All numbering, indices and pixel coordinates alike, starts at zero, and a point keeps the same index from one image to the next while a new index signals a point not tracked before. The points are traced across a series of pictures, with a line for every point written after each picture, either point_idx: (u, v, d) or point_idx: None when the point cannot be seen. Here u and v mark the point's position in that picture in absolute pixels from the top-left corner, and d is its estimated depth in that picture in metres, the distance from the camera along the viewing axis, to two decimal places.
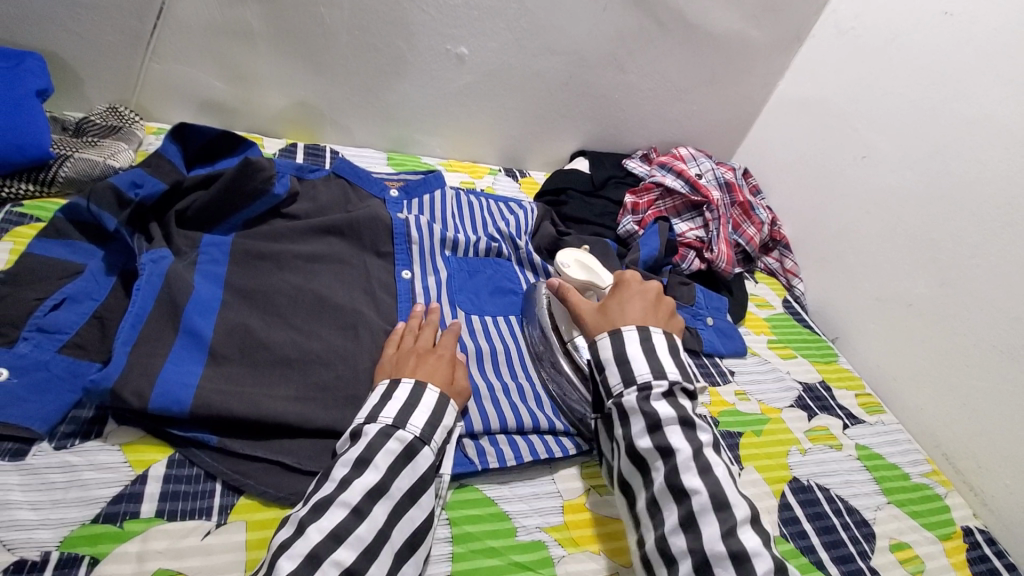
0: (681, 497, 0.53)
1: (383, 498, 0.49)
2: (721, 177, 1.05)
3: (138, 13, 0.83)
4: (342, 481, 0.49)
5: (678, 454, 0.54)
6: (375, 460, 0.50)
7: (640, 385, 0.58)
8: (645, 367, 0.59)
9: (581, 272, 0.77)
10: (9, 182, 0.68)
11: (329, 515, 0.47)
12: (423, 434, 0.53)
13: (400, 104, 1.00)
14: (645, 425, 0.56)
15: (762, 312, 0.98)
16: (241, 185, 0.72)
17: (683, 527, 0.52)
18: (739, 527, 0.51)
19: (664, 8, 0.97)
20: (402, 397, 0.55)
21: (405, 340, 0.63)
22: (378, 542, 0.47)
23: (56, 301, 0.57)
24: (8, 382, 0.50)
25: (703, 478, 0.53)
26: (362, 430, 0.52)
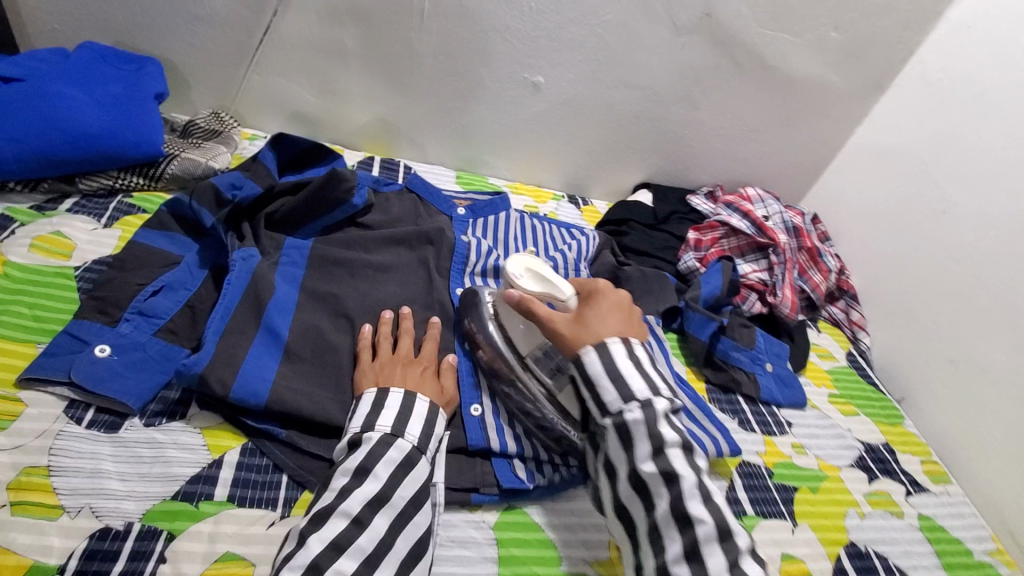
0: (684, 524, 0.49)
1: (383, 508, 0.49)
2: (789, 221, 1.03)
3: (246, 29, 0.91)
4: (342, 490, 0.49)
5: (682, 481, 0.51)
6: (376, 469, 0.51)
7: (641, 401, 0.54)
8: (643, 385, 0.55)
9: (534, 282, 0.65)
10: (124, 176, 0.75)
11: (330, 525, 0.47)
12: (419, 443, 0.54)
13: (474, 126, 1.04)
14: (649, 446, 0.52)
15: (824, 363, 0.95)
16: (325, 195, 0.77)
17: (687, 557, 0.48)
18: (743, 558, 0.48)
19: (743, 50, 0.97)
20: (395, 406, 0.56)
21: (383, 346, 0.63)
22: (379, 551, 0.47)
23: (155, 288, 0.62)
24: (110, 358, 0.54)
25: (708, 507, 0.50)
26: (362, 438, 0.53)
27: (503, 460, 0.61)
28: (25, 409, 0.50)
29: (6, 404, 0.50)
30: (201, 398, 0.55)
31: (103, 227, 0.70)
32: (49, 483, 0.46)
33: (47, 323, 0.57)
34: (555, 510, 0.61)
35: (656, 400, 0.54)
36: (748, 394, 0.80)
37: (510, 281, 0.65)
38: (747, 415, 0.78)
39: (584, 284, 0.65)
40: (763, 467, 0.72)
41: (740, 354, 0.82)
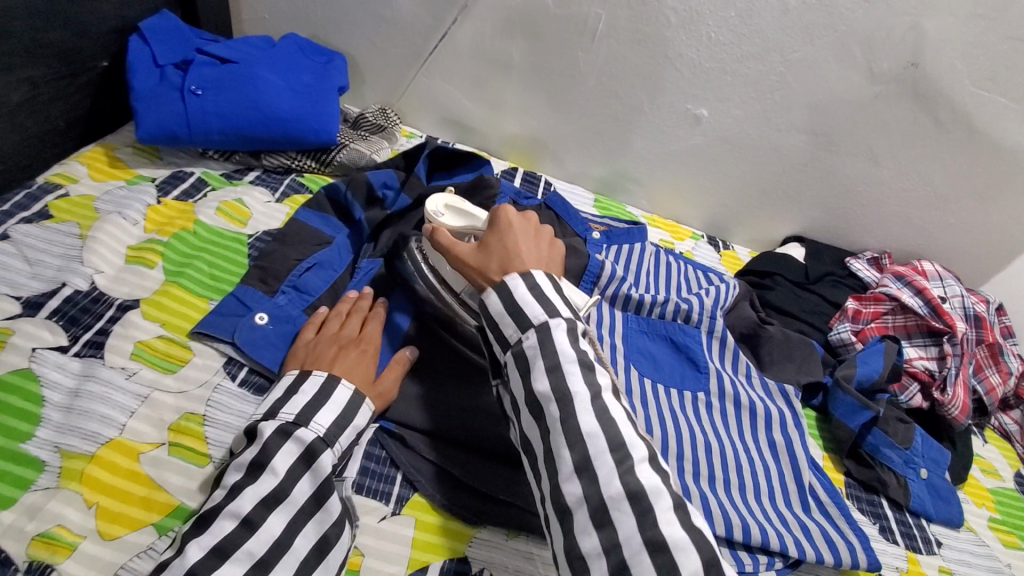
0: (575, 440, 0.43)
1: (278, 508, 0.44)
2: (970, 308, 0.89)
3: (425, 35, 0.96)
4: (232, 488, 0.44)
5: (575, 399, 0.45)
6: (273, 464, 0.45)
7: (537, 327, 0.48)
8: (540, 308, 0.48)
9: (455, 218, 0.65)
10: (301, 158, 0.81)
11: (212, 531, 0.42)
12: (326, 436, 0.49)
13: (621, 150, 1.01)
14: (545, 365, 0.46)
15: (987, 480, 0.78)
16: (470, 200, 0.78)
17: (578, 473, 0.42)
18: (637, 464, 0.42)
19: (949, 108, 0.85)
20: (309, 392, 0.50)
21: (329, 325, 0.58)
22: (273, 554, 0.43)
23: (309, 264, 0.66)
24: (266, 327, 0.58)
25: (600, 421, 0.44)
26: (258, 429, 0.47)
27: None
28: (192, 357, 0.55)
29: (178, 349, 0.55)
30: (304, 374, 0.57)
31: (275, 201, 0.76)
32: (203, 432, 0.50)
33: (219, 283, 0.62)
34: None
35: (554, 322, 0.48)
36: (894, 499, 0.69)
37: (430, 220, 0.66)
38: (890, 523, 0.68)
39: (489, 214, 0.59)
40: None
41: (892, 452, 0.71)
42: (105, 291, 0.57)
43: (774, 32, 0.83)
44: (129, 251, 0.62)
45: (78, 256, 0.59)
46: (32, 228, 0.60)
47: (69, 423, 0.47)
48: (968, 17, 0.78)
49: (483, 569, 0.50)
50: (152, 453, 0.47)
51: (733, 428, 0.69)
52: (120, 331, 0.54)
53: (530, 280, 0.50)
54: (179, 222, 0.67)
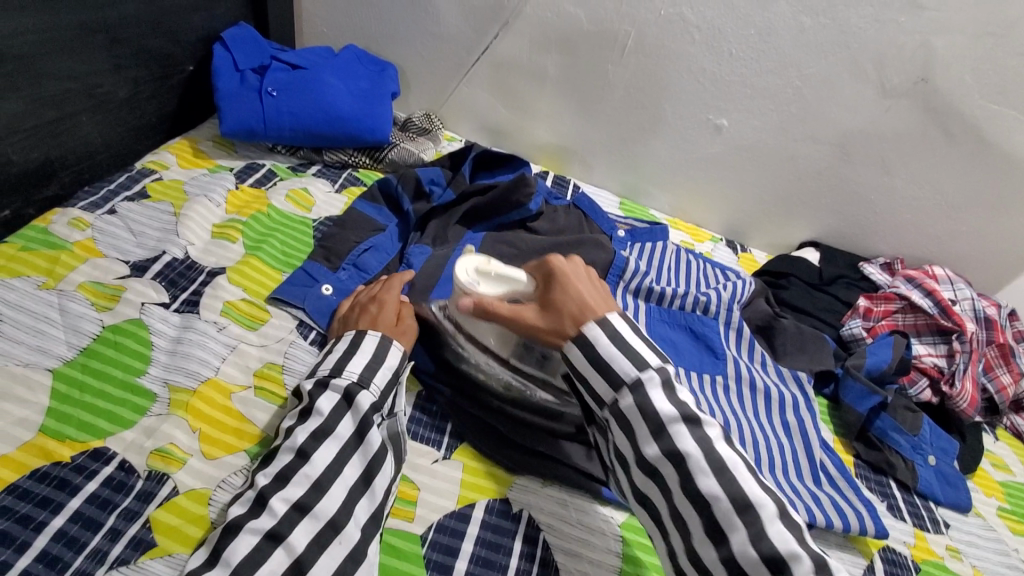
0: (697, 501, 0.47)
1: (327, 440, 0.49)
2: (980, 310, 0.93)
3: (468, 49, 1.06)
4: (287, 431, 0.50)
5: (689, 459, 0.48)
6: (319, 406, 0.51)
7: (631, 383, 0.50)
8: (630, 366, 0.51)
9: (494, 285, 0.62)
10: (356, 155, 0.90)
11: (276, 461, 0.48)
12: (361, 380, 0.53)
13: (645, 157, 1.08)
14: (648, 429, 0.49)
15: (997, 474, 0.81)
16: (508, 196, 0.85)
17: (710, 537, 0.46)
18: (769, 519, 0.45)
19: (958, 121, 0.91)
20: (342, 347, 0.56)
21: (358, 296, 0.65)
22: (327, 478, 0.47)
23: (365, 247, 0.74)
24: (332, 297, 0.66)
25: (720, 480, 0.46)
26: (303, 386, 0.53)
27: None
28: (269, 318, 0.63)
29: (258, 311, 0.63)
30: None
31: (335, 191, 0.85)
32: (280, 378, 0.57)
33: (291, 258, 0.71)
34: None
35: (644, 376, 0.50)
36: (901, 480, 0.73)
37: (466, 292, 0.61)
38: (898, 502, 0.72)
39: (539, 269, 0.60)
40: (908, 558, 0.66)
41: (900, 436, 0.76)
42: (197, 260, 0.66)
43: (792, 49, 0.90)
44: (214, 227, 0.71)
45: (173, 230, 0.68)
46: (134, 205, 0.70)
47: (174, 363, 0.55)
48: (975, 36, 0.84)
49: (523, 510, 0.56)
50: (242, 393, 0.55)
51: (748, 408, 0.75)
52: (211, 292, 0.63)
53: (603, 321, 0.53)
54: (255, 206, 0.76)
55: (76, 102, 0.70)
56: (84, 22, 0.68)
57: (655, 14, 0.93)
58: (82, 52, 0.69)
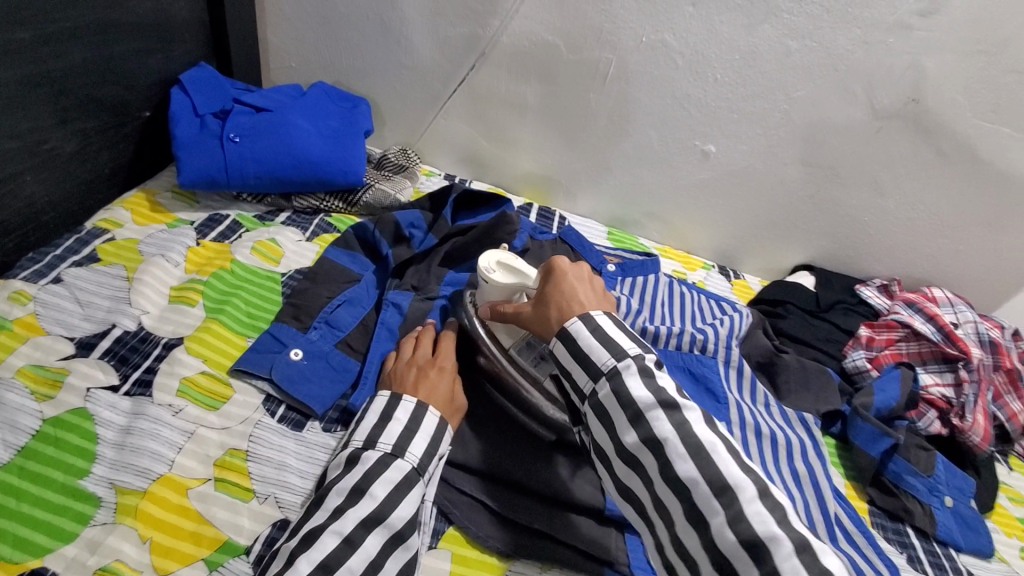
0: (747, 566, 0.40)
1: (377, 528, 0.46)
2: (984, 334, 0.90)
3: (445, 79, 1.01)
4: (335, 510, 0.46)
5: (665, 445, 0.44)
6: (371, 489, 0.48)
7: (608, 373, 0.48)
8: (606, 354, 0.49)
9: (506, 276, 0.62)
10: (328, 199, 0.85)
11: (319, 546, 0.44)
12: (396, 448, 0.50)
13: (632, 185, 1.05)
14: (626, 417, 0.46)
15: (1016, 509, 0.78)
16: (490, 235, 0.80)
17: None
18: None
19: (951, 140, 0.89)
20: (377, 411, 0.53)
21: (404, 353, 0.61)
22: (366, 574, 0.44)
23: (339, 301, 0.69)
24: (301, 362, 0.61)
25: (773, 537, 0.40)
26: (360, 456, 0.50)
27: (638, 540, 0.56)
28: (233, 394, 0.57)
29: (220, 386, 0.57)
30: (341, 407, 0.59)
31: (306, 239, 0.79)
32: (246, 467, 0.52)
33: (257, 320, 0.65)
34: None
35: (622, 365, 0.48)
36: (919, 528, 0.69)
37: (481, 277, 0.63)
38: (918, 553, 0.67)
39: (544, 264, 0.58)
40: None
41: (916, 480, 0.72)
42: (152, 331, 0.61)
43: (778, 72, 0.88)
44: (173, 290, 0.65)
45: (126, 297, 0.63)
46: (84, 271, 0.64)
47: (122, 460, 0.50)
48: (967, 53, 0.82)
49: None
50: (200, 488, 0.50)
51: (756, 456, 0.69)
52: (167, 368, 0.57)
53: (591, 322, 0.50)
54: (218, 262, 0.70)
55: (20, 161, 0.65)
56: (25, 75, 0.63)
57: (637, 41, 0.90)
58: (25, 107, 0.64)
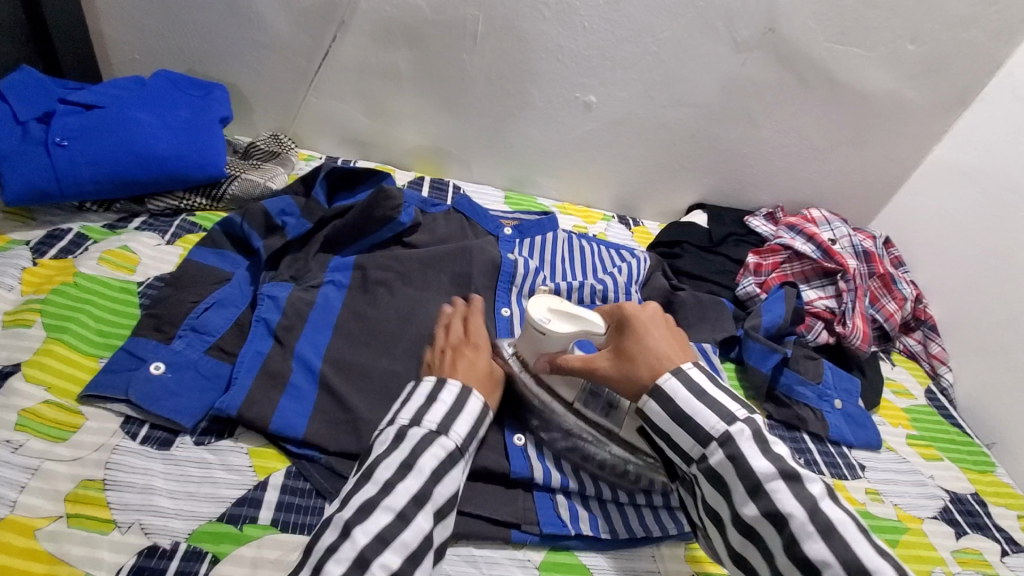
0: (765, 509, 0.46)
1: (430, 503, 0.48)
2: (858, 245, 0.96)
3: (308, 55, 0.94)
4: (385, 485, 0.48)
5: (746, 453, 0.48)
6: (419, 464, 0.49)
7: (721, 439, 0.50)
8: (716, 418, 0.50)
9: (566, 323, 0.57)
10: (188, 196, 0.78)
11: (374, 519, 0.45)
12: (439, 426, 0.52)
13: (522, 146, 1.03)
14: (718, 442, 0.50)
15: (900, 401, 0.85)
16: (371, 212, 0.75)
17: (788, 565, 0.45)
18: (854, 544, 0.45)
19: (809, 65, 0.92)
20: (423, 393, 0.54)
21: (436, 335, 0.62)
22: (421, 549, 0.46)
23: (207, 304, 0.63)
24: (164, 376, 0.55)
25: (787, 490, 0.46)
26: (406, 432, 0.51)
27: (545, 496, 0.57)
28: (86, 421, 0.52)
29: (67, 415, 0.52)
30: (213, 416, 0.55)
31: (166, 243, 0.73)
32: (103, 497, 0.48)
33: (111, 338, 0.59)
34: (611, 553, 0.57)
35: (736, 431, 0.49)
36: (814, 433, 0.73)
37: (536, 328, 0.57)
38: (814, 455, 0.72)
39: (617, 314, 0.58)
40: None
41: (805, 389, 0.76)
42: None
43: (642, 13, 0.87)
44: (8, 317, 0.58)
45: None
46: None
47: None
48: None
49: None
50: (50, 528, 0.45)
51: None
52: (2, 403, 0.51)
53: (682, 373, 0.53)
54: (59, 281, 0.63)
55: None
56: None
57: None
58: None
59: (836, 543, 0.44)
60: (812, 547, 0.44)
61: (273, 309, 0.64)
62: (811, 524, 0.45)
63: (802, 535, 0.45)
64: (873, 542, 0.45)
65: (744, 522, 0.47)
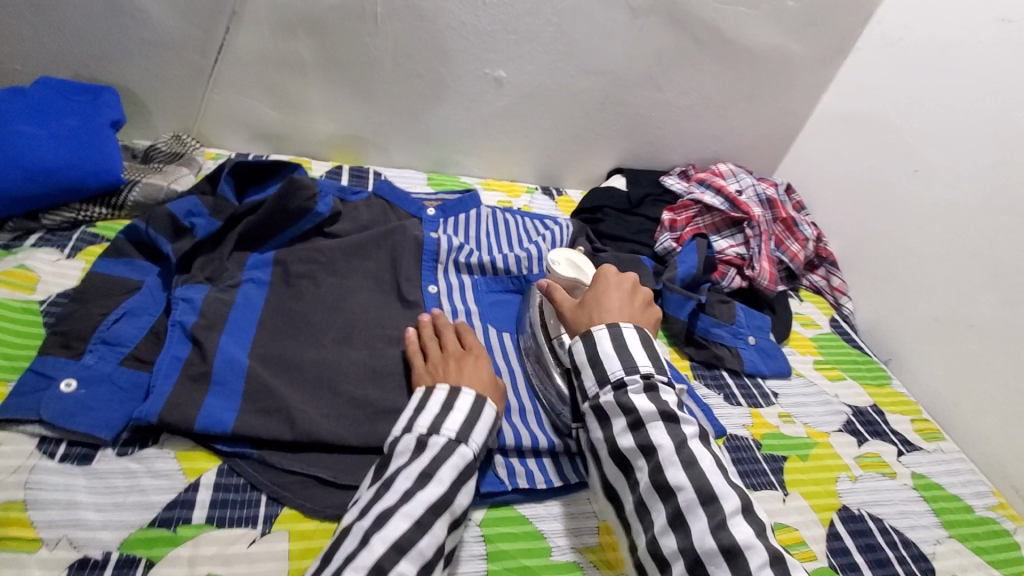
0: (665, 494, 0.50)
1: (444, 514, 0.49)
2: (762, 193, 1.03)
3: (201, 49, 0.89)
4: (405, 492, 0.49)
5: (660, 450, 0.51)
6: (438, 472, 0.51)
7: (614, 382, 0.55)
8: (618, 363, 0.56)
9: (568, 270, 0.77)
10: (86, 207, 0.74)
11: (393, 527, 0.47)
12: (459, 435, 0.54)
13: (438, 126, 1.03)
14: (625, 421, 0.54)
15: (807, 331, 0.93)
16: (286, 204, 0.74)
17: (672, 527, 0.48)
18: (729, 519, 0.47)
19: (701, 26, 0.97)
20: (441, 402, 0.56)
21: (431, 350, 0.63)
22: (435, 557, 0.48)
23: (118, 314, 0.61)
24: (77, 393, 0.53)
25: (688, 472, 0.50)
26: (428, 441, 0.53)
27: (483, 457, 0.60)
28: None
29: None
30: (133, 426, 0.54)
31: (66, 257, 0.69)
32: (26, 516, 0.47)
33: (15, 360, 0.57)
34: (547, 502, 0.60)
35: (631, 377, 0.55)
36: (731, 368, 0.79)
37: (549, 266, 0.78)
38: (732, 389, 0.78)
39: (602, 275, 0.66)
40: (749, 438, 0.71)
41: (721, 330, 0.82)
42: None
43: None
44: None
45: None
46: None
47: None
48: None
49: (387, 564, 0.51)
50: None
51: None
52: None
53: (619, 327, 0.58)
54: None
55: None
56: None
57: None
58: None
59: (695, 473, 0.50)
60: (673, 475, 0.50)
61: (189, 311, 0.62)
62: (693, 493, 0.49)
63: (666, 464, 0.50)
64: (728, 476, 0.50)
65: (621, 451, 0.53)
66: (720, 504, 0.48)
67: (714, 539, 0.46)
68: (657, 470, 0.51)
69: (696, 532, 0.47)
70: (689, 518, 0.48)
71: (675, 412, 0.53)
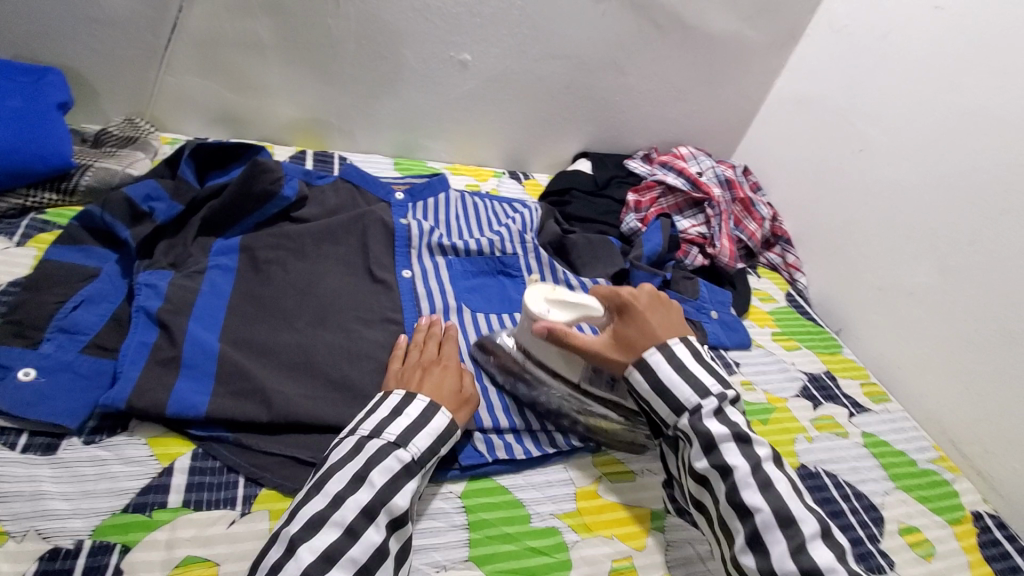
0: (744, 514, 0.52)
1: (378, 517, 0.49)
2: (721, 174, 1.07)
3: (152, 28, 0.86)
4: (335, 497, 0.49)
5: (737, 472, 0.54)
6: (370, 477, 0.50)
7: (714, 395, 0.57)
8: (689, 390, 0.57)
9: (561, 311, 0.64)
10: (34, 192, 0.71)
11: (322, 535, 0.47)
12: (399, 439, 0.53)
13: (404, 110, 1.02)
14: (702, 446, 0.56)
15: (765, 305, 0.97)
16: (250, 188, 0.72)
17: (751, 547, 0.52)
18: (809, 542, 0.51)
19: (661, 11, 0.99)
20: (389, 406, 0.56)
21: (410, 355, 0.63)
22: (374, 561, 0.48)
23: (75, 302, 0.58)
24: (36, 382, 0.52)
25: (765, 495, 0.53)
26: (364, 445, 0.52)
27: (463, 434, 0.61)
28: None
29: None
30: (101, 413, 0.53)
31: (16, 245, 0.67)
32: None
33: None
34: (526, 473, 0.62)
35: (705, 401, 0.57)
36: (695, 341, 0.82)
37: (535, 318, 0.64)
38: None
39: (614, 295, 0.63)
40: None
41: (685, 304, 0.85)
42: None
43: None
44: None
45: None
46: None
47: None
48: None
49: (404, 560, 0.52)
50: None
51: None
52: None
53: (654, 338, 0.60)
54: None
55: None
56: None
57: None
58: None
59: (772, 496, 0.53)
60: (751, 496, 0.53)
61: (154, 297, 0.60)
62: (772, 517, 0.52)
63: (742, 485, 0.53)
64: (803, 498, 0.53)
65: (699, 472, 0.56)
66: (800, 527, 0.51)
67: (796, 562, 0.50)
68: (733, 492, 0.53)
69: (776, 555, 0.50)
70: (767, 539, 0.51)
71: (746, 433, 0.56)
